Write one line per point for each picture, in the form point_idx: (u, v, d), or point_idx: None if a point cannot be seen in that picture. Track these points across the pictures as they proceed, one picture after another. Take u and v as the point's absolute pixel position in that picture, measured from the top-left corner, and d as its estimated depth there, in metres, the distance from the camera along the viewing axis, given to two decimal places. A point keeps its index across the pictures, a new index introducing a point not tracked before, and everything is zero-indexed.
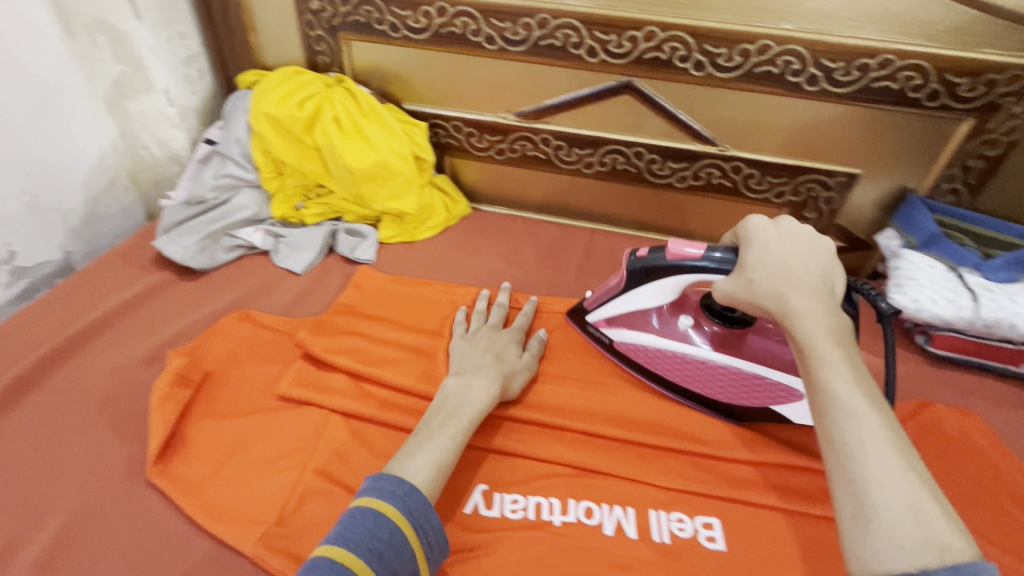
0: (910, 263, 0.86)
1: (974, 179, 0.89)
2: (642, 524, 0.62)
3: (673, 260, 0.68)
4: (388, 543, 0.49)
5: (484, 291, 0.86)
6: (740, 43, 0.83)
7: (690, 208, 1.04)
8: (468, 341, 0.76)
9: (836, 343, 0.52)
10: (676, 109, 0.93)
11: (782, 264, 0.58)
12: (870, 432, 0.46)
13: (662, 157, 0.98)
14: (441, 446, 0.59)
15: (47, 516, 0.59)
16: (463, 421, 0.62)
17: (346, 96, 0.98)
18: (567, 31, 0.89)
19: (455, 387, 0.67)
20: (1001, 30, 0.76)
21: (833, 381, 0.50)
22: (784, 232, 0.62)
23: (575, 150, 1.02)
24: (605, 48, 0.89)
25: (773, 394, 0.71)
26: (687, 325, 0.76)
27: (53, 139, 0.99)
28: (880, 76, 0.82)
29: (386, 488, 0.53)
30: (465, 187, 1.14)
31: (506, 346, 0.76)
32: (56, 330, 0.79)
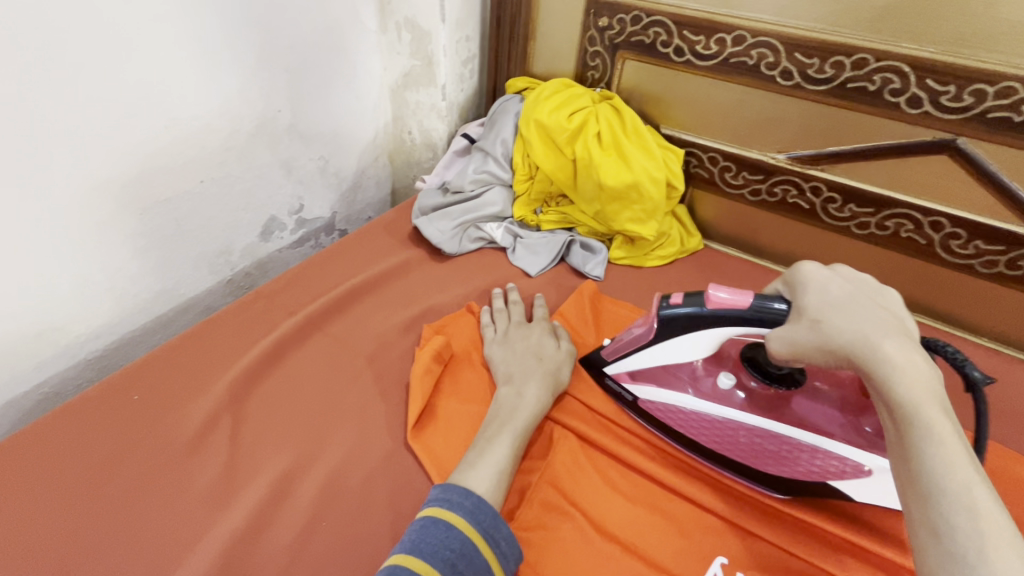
0: None
1: None
2: None
3: (714, 311, 0.62)
4: (460, 553, 0.52)
5: (495, 291, 0.87)
6: None
7: (987, 298, 0.86)
8: (501, 342, 0.78)
9: (940, 408, 0.45)
10: (1010, 181, 0.77)
11: (849, 309, 0.53)
12: (969, 491, 0.42)
13: (970, 234, 0.83)
14: (501, 455, 0.61)
15: (329, 451, 0.67)
16: (519, 425, 0.65)
17: (611, 113, 0.99)
18: (889, 75, 0.79)
19: (506, 395, 0.69)
20: None
21: (937, 459, 0.43)
22: (852, 281, 0.56)
23: (851, 205, 0.90)
24: (935, 99, 0.77)
25: (815, 468, 0.64)
26: (729, 382, 0.69)
27: (345, 108, 1.15)
28: (999, 106, 0.73)
29: (452, 499, 0.56)
30: (699, 222, 1.09)
31: (543, 341, 0.77)
32: (336, 283, 0.90)
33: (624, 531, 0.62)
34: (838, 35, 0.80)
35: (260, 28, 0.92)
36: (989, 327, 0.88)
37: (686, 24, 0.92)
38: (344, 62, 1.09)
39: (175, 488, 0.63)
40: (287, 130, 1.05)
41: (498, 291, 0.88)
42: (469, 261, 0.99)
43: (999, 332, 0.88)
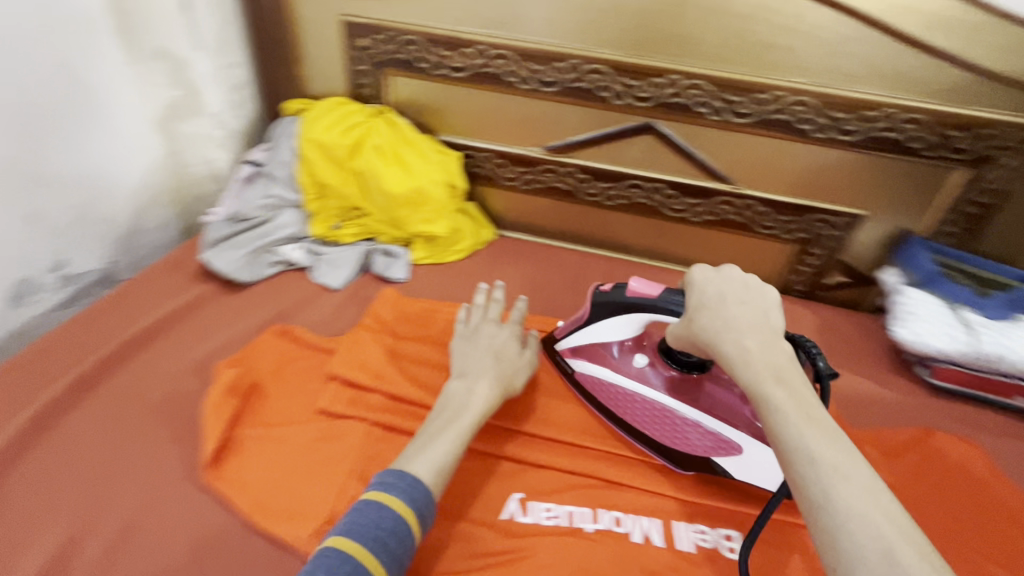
0: (913, 300, 0.92)
1: (961, 225, 0.96)
2: (667, 534, 0.68)
3: (632, 298, 0.72)
4: (392, 531, 0.54)
5: (479, 287, 0.86)
6: (755, 93, 0.92)
7: (703, 241, 1.11)
8: (467, 337, 0.79)
9: (775, 382, 0.52)
10: (693, 149, 1.00)
11: (713, 308, 0.60)
12: (845, 474, 0.44)
13: (680, 193, 1.05)
14: (441, 451, 0.62)
15: (114, 514, 0.63)
16: (468, 421, 0.66)
17: (388, 127, 1.06)
18: (597, 76, 0.97)
19: (457, 388, 0.70)
20: (996, 91, 0.84)
21: (782, 427, 0.48)
22: (728, 277, 0.62)
23: (598, 183, 1.09)
24: (631, 92, 0.97)
25: (702, 440, 0.73)
26: (644, 362, 0.77)
27: (99, 148, 1.02)
28: (672, 93, 0.95)
29: (387, 482, 0.58)
30: (490, 214, 1.21)
31: (512, 342, 0.79)
32: (110, 336, 0.83)
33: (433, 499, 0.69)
34: (554, 45, 0.96)
35: None
36: (710, 262, 1.13)
37: (436, 42, 1.02)
38: (90, 99, 0.97)
39: None
40: (26, 178, 0.93)
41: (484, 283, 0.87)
42: (270, 287, 0.98)
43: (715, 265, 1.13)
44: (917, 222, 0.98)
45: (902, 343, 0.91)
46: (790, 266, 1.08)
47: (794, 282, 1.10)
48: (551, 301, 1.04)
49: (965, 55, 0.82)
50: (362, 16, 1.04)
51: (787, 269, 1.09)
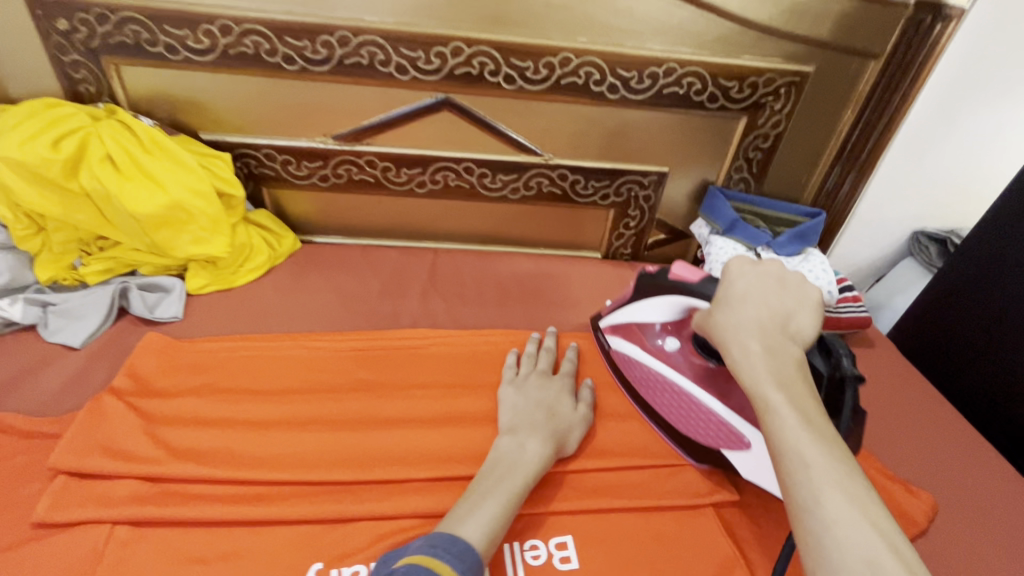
0: (718, 250, 0.97)
1: (755, 168, 1.01)
2: (495, 560, 0.62)
3: (673, 280, 0.74)
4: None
5: (533, 337, 0.84)
6: (543, 56, 0.86)
7: (526, 217, 1.06)
8: (516, 391, 0.74)
9: (778, 386, 0.52)
10: (496, 122, 0.93)
11: (738, 305, 0.61)
12: (827, 484, 0.45)
13: (493, 171, 0.98)
14: (492, 511, 0.57)
15: None
16: (518, 481, 0.61)
17: (119, 128, 0.82)
18: (372, 49, 0.85)
19: (507, 444, 0.66)
20: (757, 39, 0.87)
21: (782, 431, 0.49)
22: (763, 273, 0.64)
23: (404, 170, 0.98)
24: (414, 65, 0.86)
25: (714, 433, 0.71)
26: (674, 347, 0.78)
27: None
28: (458, 64, 0.87)
29: (439, 546, 0.52)
30: (292, 219, 1.05)
31: (561, 395, 0.74)
32: None
33: None
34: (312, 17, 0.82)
35: None
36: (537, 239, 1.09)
37: (161, 18, 0.82)
38: None
39: None
40: None
41: (535, 334, 0.85)
42: None
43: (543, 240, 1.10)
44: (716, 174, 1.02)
45: None
46: (614, 229, 1.08)
47: (619, 246, 1.11)
48: (367, 310, 0.91)
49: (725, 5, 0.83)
50: None
51: (611, 233, 1.09)
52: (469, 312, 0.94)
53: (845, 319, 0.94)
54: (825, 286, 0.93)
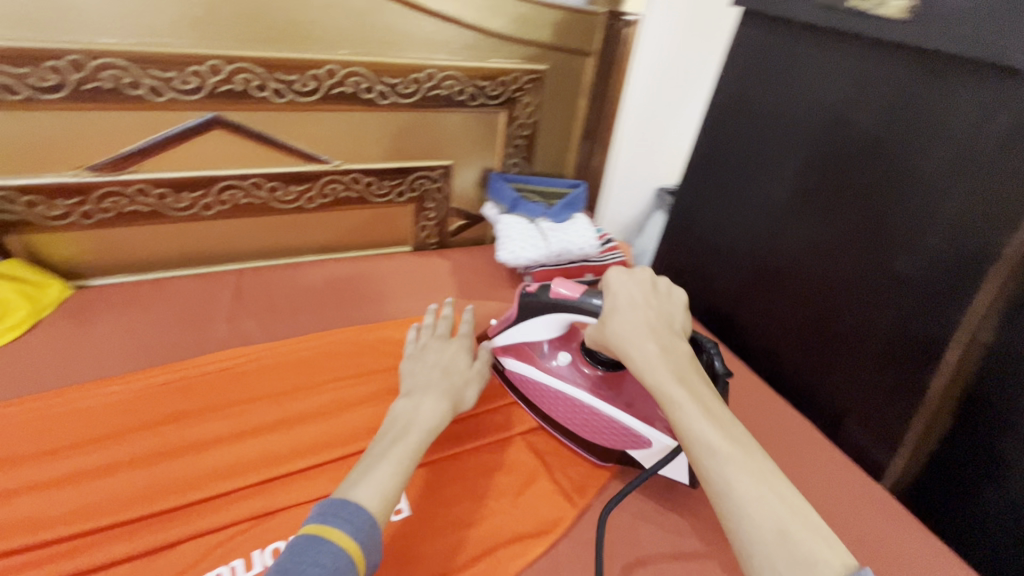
0: (504, 226, 1.11)
1: (525, 151, 1.17)
2: None
3: (553, 300, 0.71)
4: (331, 569, 0.46)
5: (430, 307, 0.83)
6: (309, 70, 0.91)
7: (317, 235, 1.09)
8: (418, 355, 0.76)
9: (416, 417, 0.63)
10: (294, 139, 0.98)
11: (420, 370, 0.73)
12: (381, 476, 0.55)
13: (282, 183, 1.00)
14: (386, 473, 0.56)
15: None
16: (409, 444, 0.60)
17: None
18: (244, 76, 0.88)
19: (404, 407, 0.65)
20: (494, 44, 1.02)
21: (380, 450, 0.59)
22: (465, 334, 0.79)
23: (291, 189, 1.01)
24: (265, 90, 0.90)
25: (615, 436, 0.71)
26: (567, 360, 0.77)
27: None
28: (327, 87, 0.94)
29: (332, 512, 0.51)
30: (61, 266, 0.94)
31: (461, 361, 0.75)
32: None
33: None
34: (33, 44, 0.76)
35: None
36: (330, 246, 1.12)
37: None
38: None
39: None
40: None
41: (434, 305, 0.84)
42: None
43: (334, 245, 1.12)
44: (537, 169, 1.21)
45: (506, 262, 1.08)
46: (415, 222, 1.16)
47: (427, 237, 1.19)
48: (162, 344, 0.86)
49: (462, 17, 0.96)
50: None
51: (416, 226, 1.17)
52: (283, 322, 0.93)
53: (611, 265, 1.11)
54: (589, 240, 1.09)
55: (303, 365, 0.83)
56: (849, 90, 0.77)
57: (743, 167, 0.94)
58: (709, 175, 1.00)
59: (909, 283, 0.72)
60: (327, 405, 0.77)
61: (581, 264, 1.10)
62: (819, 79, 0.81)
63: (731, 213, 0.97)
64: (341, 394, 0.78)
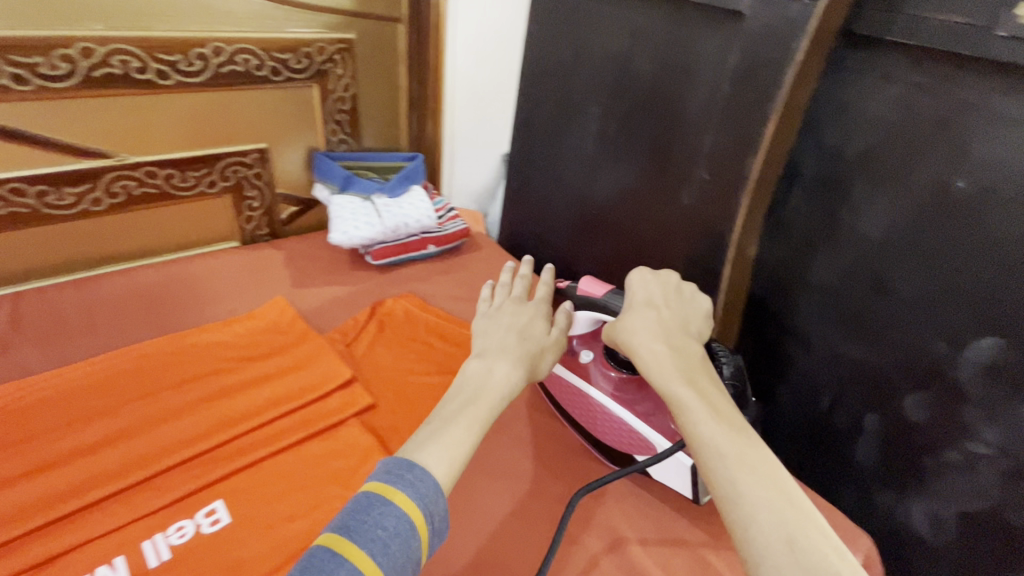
0: (335, 205, 1.05)
1: (350, 127, 1.12)
2: None
3: (583, 296, 0.76)
4: (395, 532, 0.43)
5: (505, 266, 0.77)
6: (54, 48, 0.78)
7: (117, 240, 0.96)
8: (495, 309, 0.70)
9: (514, 357, 0.61)
10: (55, 134, 0.84)
11: (506, 323, 0.67)
12: (446, 445, 0.51)
13: (53, 186, 0.86)
14: (455, 437, 0.51)
15: None
16: (487, 410, 0.55)
17: None
18: None
19: (474, 369, 0.59)
20: (287, 13, 0.95)
21: (450, 402, 0.56)
22: (544, 296, 0.73)
23: (66, 191, 0.88)
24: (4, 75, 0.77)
25: (622, 437, 0.69)
26: (589, 359, 0.77)
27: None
28: (89, 67, 0.82)
29: (395, 473, 0.47)
30: None
31: (538, 319, 0.68)
32: None
33: None
34: None
35: None
36: (137, 250, 0.99)
37: None
38: None
39: None
40: None
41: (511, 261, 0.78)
42: None
43: (143, 249, 1.00)
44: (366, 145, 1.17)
45: (341, 245, 1.03)
46: (239, 215, 1.07)
47: (256, 229, 1.10)
48: None
49: None
50: None
51: (240, 218, 1.07)
52: (79, 343, 0.82)
53: (453, 233, 1.11)
54: (424, 213, 1.08)
55: (104, 389, 0.74)
56: (626, 39, 0.82)
57: (557, 124, 0.97)
58: (530, 135, 1.03)
59: (693, 211, 0.80)
60: (133, 424, 0.69)
61: (422, 236, 1.08)
62: (603, 31, 0.85)
63: (554, 170, 1.00)
64: (149, 411, 0.71)
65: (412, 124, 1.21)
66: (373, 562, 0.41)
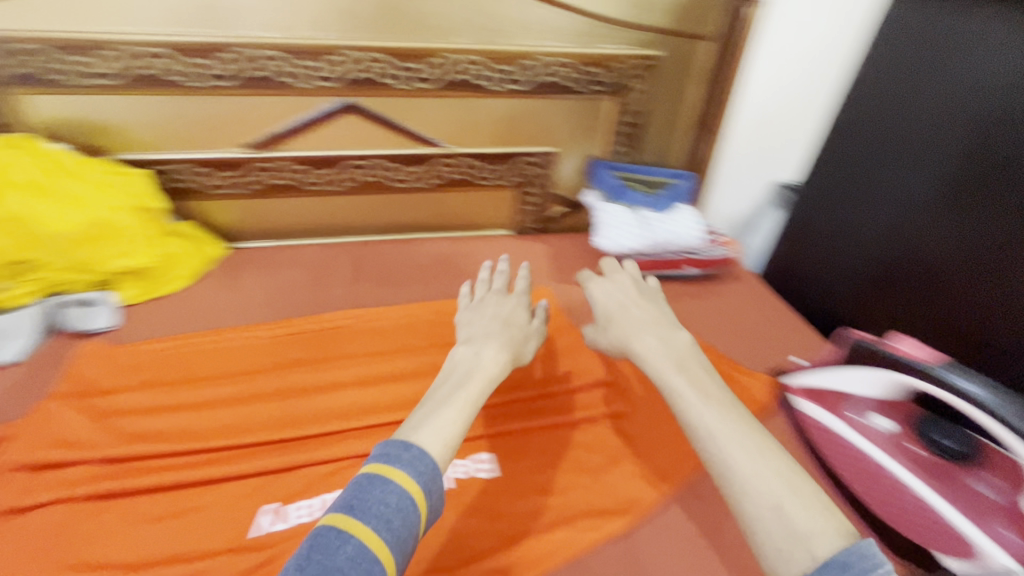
0: (603, 211, 1.10)
1: (631, 141, 1.16)
2: (258, 519, 0.63)
3: (892, 353, 0.74)
4: (397, 510, 0.48)
5: (485, 263, 0.87)
6: (428, 57, 0.97)
7: (428, 213, 1.17)
8: (475, 294, 0.83)
9: (473, 350, 0.68)
10: (411, 124, 1.05)
11: (479, 326, 0.75)
12: (449, 416, 0.57)
13: (399, 163, 1.08)
14: (449, 418, 0.57)
15: None
16: (482, 384, 0.63)
17: (25, 156, 0.87)
18: (376, 65, 0.96)
19: (462, 357, 0.67)
20: (607, 30, 1.01)
21: (439, 389, 0.63)
22: (520, 291, 0.82)
23: (407, 169, 1.09)
24: (393, 76, 0.98)
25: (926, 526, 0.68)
26: (887, 429, 0.78)
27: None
28: (449, 72, 0.99)
29: (395, 454, 0.52)
30: (217, 229, 1.11)
31: (522, 303, 0.80)
32: None
33: (132, 554, 0.59)
34: (211, 36, 0.89)
35: None
36: (440, 224, 1.19)
37: (183, 49, 0.89)
38: None
39: None
40: None
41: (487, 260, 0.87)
42: None
43: (444, 223, 1.19)
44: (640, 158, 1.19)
45: (604, 250, 1.07)
46: (518, 207, 1.20)
47: (527, 222, 1.23)
48: (293, 302, 0.99)
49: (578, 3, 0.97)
50: None
51: (518, 210, 1.21)
52: (392, 291, 1.03)
53: (714, 258, 1.08)
54: (693, 232, 1.08)
55: (409, 331, 0.90)
56: (1015, 74, 0.85)
57: (881, 148, 1.05)
58: (853, 153, 1.10)
59: None
60: (428, 368, 0.83)
61: (683, 255, 1.07)
62: (984, 55, 0.89)
63: (868, 187, 1.08)
64: (438, 360, 0.84)
65: (692, 143, 1.17)
66: (381, 534, 0.47)
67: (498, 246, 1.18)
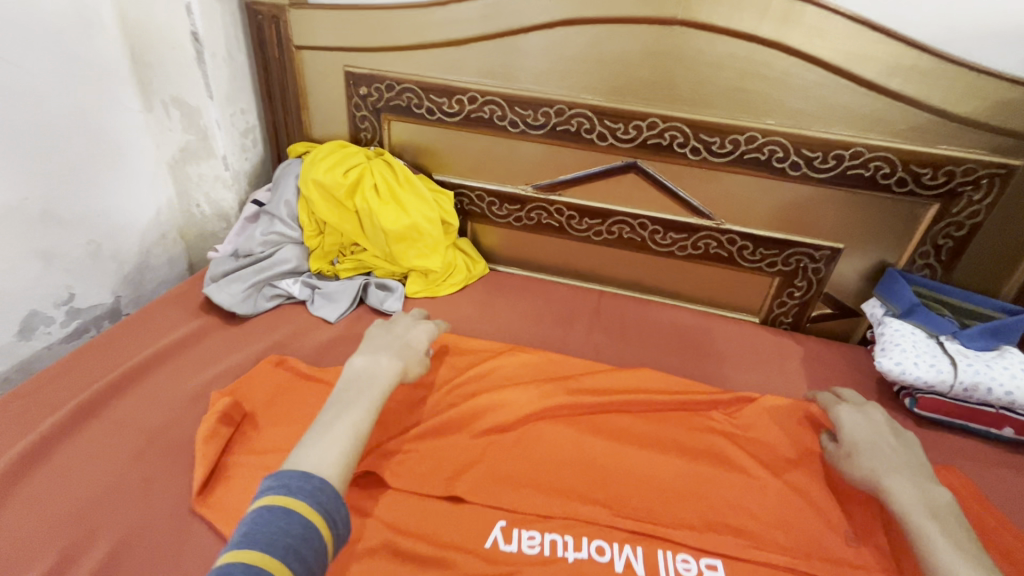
0: (892, 330, 0.95)
1: (945, 256, 0.98)
2: (495, 536, 0.66)
3: None
4: (301, 536, 0.52)
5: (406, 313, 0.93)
6: (731, 133, 0.97)
7: (675, 280, 1.16)
8: (859, 417, 0.77)
9: (393, 374, 0.75)
10: (688, 195, 1.05)
11: (377, 336, 0.84)
12: (310, 446, 0.62)
13: (665, 228, 1.10)
14: (355, 422, 0.66)
15: (106, 517, 0.66)
16: (377, 392, 0.72)
17: (383, 167, 1.11)
18: (675, 133, 1.00)
19: (363, 365, 0.75)
20: (954, 130, 0.88)
21: (341, 401, 0.70)
22: (395, 325, 0.87)
23: (671, 234, 1.10)
24: (687, 147, 1.00)
25: None
26: None
27: (116, 189, 1.12)
28: (748, 150, 0.97)
29: (290, 485, 0.56)
30: (485, 250, 1.26)
31: (914, 450, 0.71)
32: (148, 344, 0.93)
33: (392, 517, 0.67)
34: (542, 91, 1.04)
35: (74, 151, 1.02)
36: (684, 293, 1.17)
37: (514, 101, 1.06)
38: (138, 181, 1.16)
39: (55, 479, 0.70)
40: (111, 255, 1.15)
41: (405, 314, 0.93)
42: (267, 320, 1.02)
43: (688, 294, 1.17)
44: (951, 276, 1.00)
45: (885, 373, 0.91)
46: (776, 297, 1.11)
47: (781, 315, 1.13)
48: (540, 334, 1.06)
49: (924, 98, 0.87)
50: (362, 67, 1.12)
51: (774, 300, 1.11)
52: (627, 347, 1.03)
53: None
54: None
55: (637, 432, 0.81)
56: None
57: None
58: None
59: None
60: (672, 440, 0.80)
61: (1002, 413, 0.86)
62: None
63: None
64: (670, 432, 0.81)
65: None
66: (292, 564, 0.49)
67: (745, 334, 1.10)
